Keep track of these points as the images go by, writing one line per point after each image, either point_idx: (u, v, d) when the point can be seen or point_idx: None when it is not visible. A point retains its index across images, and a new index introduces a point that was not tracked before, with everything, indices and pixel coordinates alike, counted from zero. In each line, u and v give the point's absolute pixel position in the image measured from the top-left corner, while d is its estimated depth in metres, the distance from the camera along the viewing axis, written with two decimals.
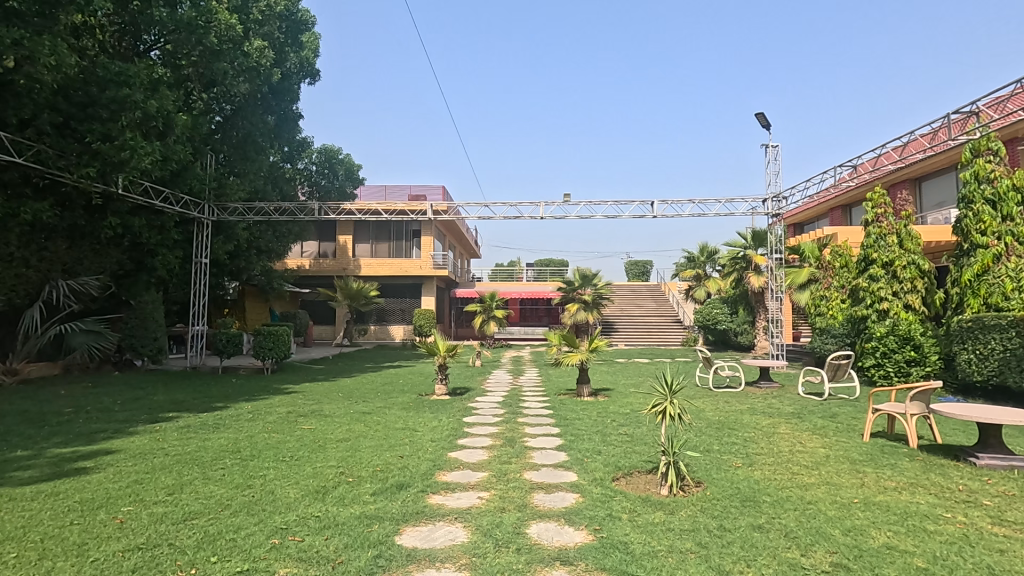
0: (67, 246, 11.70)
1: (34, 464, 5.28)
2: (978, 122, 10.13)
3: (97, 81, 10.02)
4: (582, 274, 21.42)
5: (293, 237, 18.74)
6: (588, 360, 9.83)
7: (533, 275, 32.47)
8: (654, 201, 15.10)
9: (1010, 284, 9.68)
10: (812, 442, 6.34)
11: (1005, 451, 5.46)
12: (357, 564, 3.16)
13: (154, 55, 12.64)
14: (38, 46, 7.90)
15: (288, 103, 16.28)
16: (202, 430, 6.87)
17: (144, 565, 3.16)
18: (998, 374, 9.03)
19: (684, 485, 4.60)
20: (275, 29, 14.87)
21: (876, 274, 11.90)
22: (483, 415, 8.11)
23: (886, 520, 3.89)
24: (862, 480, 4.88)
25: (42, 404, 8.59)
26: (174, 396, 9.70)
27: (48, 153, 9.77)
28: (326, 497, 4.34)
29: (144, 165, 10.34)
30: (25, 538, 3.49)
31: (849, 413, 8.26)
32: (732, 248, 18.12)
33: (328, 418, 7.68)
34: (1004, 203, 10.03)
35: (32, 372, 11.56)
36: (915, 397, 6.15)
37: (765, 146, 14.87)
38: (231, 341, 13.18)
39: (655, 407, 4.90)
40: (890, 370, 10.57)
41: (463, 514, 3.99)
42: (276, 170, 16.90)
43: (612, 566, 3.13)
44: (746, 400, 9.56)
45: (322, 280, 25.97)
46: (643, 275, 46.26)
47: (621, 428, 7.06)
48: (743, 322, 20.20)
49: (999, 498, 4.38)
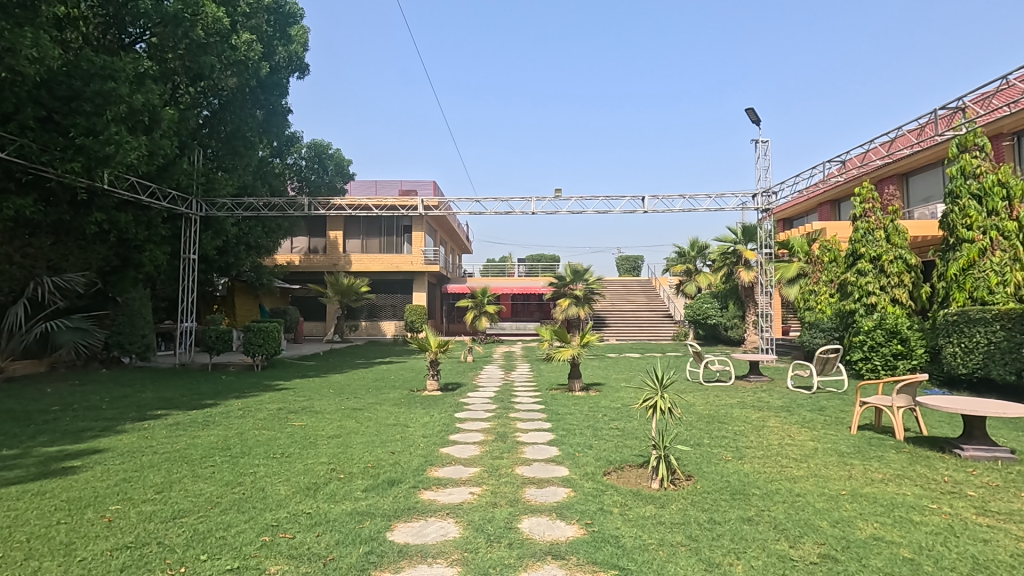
0: (51, 241, 11.59)
1: (20, 464, 5.20)
2: (964, 117, 10.19)
3: (82, 74, 9.92)
4: (574, 270, 21.64)
5: (283, 233, 18.53)
6: (580, 354, 9.74)
7: (524, 271, 32.57)
8: (645, 197, 15.34)
9: (995, 278, 9.82)
10: (802, 435, 6.42)
11: (990, 442, 5.53)
12: (349, 561, 3.15)
13: (139, 47, 12.30)
14: (18, 37, 7.74)
15: (278, 97, 16.05)
16: (191, 428, 6.78)
17: (132, 565, 3.13)
18: (982, 367, 9.15)
19: (675, 478, 4.66)
20: (263, 22, 14.48)
21: (864, 268, 12.02)
22: (475, 411, 8.10)
23: (873, 511, 3.95)
24: (850, 472, 4.94)
25: (25, 403, 8.38)
26: (162, 394, 9.53)
27: (31, 148, 9.67)
28: (316, 493, 4.33)
29: (130, 160, 10.17)
30: (12, 538, 3.46)
31: (838, 406, 8.37)
32: (722, 244, 18.26)
33: (319, 415, 7.61)
34: (990, 198, 10.15)
35: (18, 370, 11.36)
36: (902, 389, 6.26)
37: (754, 142, 15.24)
38: (221, 338, 13.03)
39: (646, 402, 4.88)
40: (877, 364, 10.69)
41: (456, 510, 3.99)
42: (266, 165, 16.65)
43: (603, 560, 3.15)
44: (736, 394, 9.64)
45: (312, 275, 25.80)
46: (632, 271, 46.77)
47: (612, 422, 7.10)
48: (733, 316, 20.34)
49: (983, 490, 4.44)
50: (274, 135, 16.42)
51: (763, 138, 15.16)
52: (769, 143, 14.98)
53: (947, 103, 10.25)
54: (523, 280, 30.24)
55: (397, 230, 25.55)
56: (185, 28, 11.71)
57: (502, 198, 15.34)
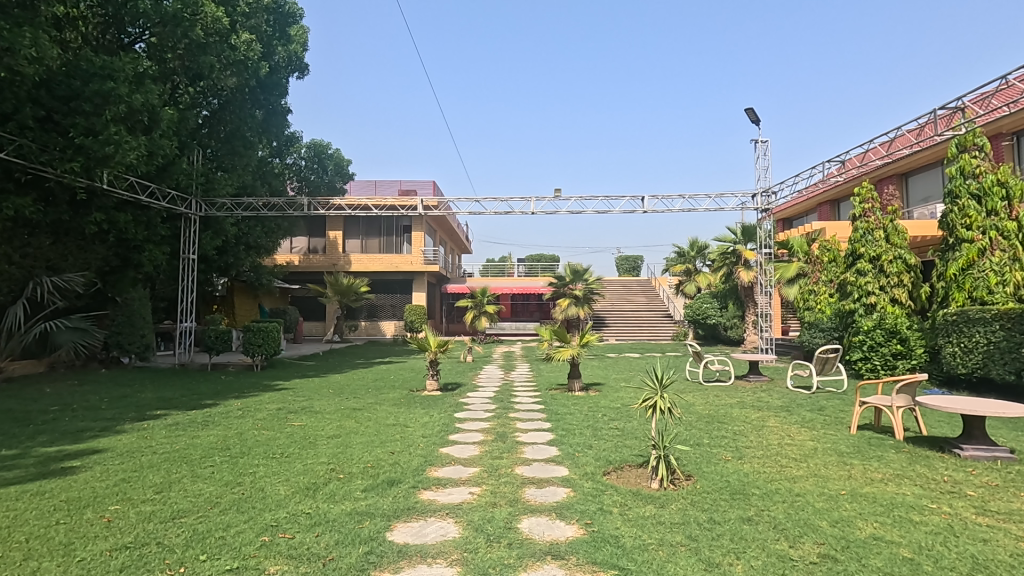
0: (50, 241, 11.57)
1: (19, 464, 5.20)
2: (964, 117, 10.18)
3: (81, 74, 9.91)
4: (574, 270, 21.63)
5: (282, 233, 18.51)
6: (580, 354, 9.73)
7: (524, 271, 32.60)
8: (645, 197, 15.35)
9: (994, 278, 9.83)
10: (801, 435, 6.43)
11: (989, 442, 5.53)
12: (348, 561, 3.14)
13: (138, 47, 12.28)
14: (17, 37, 7.72)
15: (277, 97, 16.03)
16: (190, 428, 6.79)
17: (131, 565, 3.13)
18: (982, 367, 9.16)
19: (674, 478, 4.66)
20: (262, 22, 14.48)
21: (863, 268, 12.02)
22: (474, 411, 8.09)
23: (873, 511, 3.95)
24: (850, 472, 4.94)
25: (24, 403, 8.37)
26: (161, 394, 9.52)
27: (30, 148, 9.65)
28: (316, 493, 4.33)
29: (129, 160, 10.16)
30: (10, 538, 3.45)
31: (837, 406, 8.38)
32: (722, 244, 18.25)
33: (318, 415, 7.60)
34: (989, 198, 10.16)
35: (18, 370, 11.36)
36: (902, 389, 6.26)
37: (754, 142, 15.38)
38: (220, 338, 13.02)
39: (646, 402, 4.87)
40: (877, 364, 10.69)
41: (455, 510, 3.99)
42: (265, 165, 16.64)
43: (603, 560, 3.15)
44: (736, 394, 9.65)
45: (312, 275, 25.79)
46: (632, 271, 46.79)
47: (612, 422, 7.10)
48: (733, 316, 20.36)
49: (983, 490, 4.44)
50: (274, 135, 16.40)
51: (762, 138, 15.25)
52: (769, 143, 15.05)
53: (947, 103, 10.25)
54: (523, 280, 30.22)
55: (396, 229, 25.55)
56: (184, 28, 11.70)
57: (501, 198, 15.32)
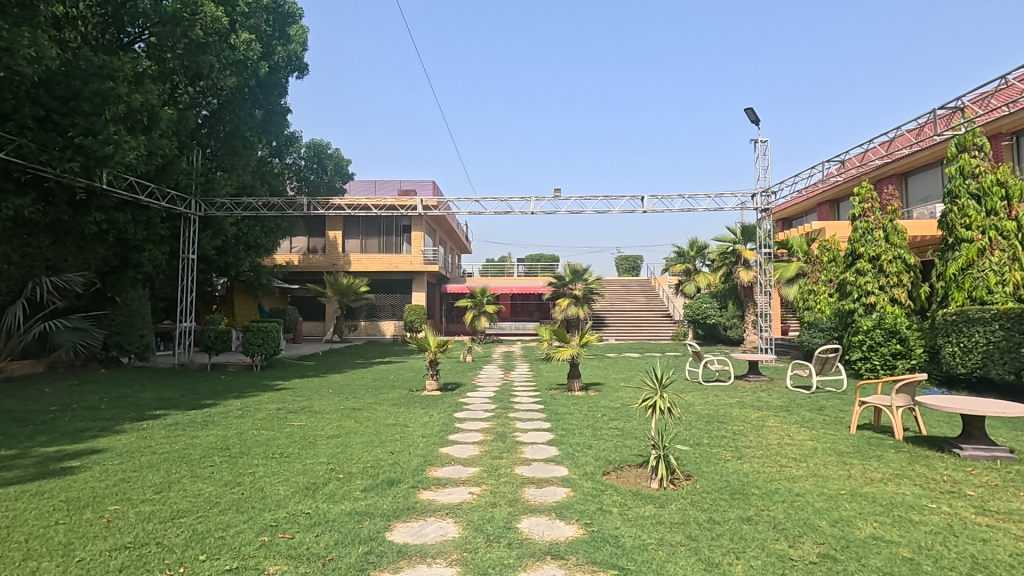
0: (50, 241, 11.56)
1: (19, 464, 5.20)
2: (963, 118, 10.16)
3: (81, 74, 9.91)
4: (574, 269, 21.63)
5: (282, 233, 18.50)
6: (580, 354, 9.72)
7: (523, 271, 32.79)
8: (644, 197, 15.44)
9: (994, 278, 9.83)
10: (801, 435, 6.43)
11: (989, 442, 5.53)
12: (347, 562, 3.14)
13: (138, 47, 12.28)
14: (16, 37, 7.70)
15: (277, 96, 16.01)
16: (190, 428, 6.78)
17: (131, 565, 3.13)
18: (981, 367, 9.16)
19: (674, 477, 4.66)
20: (262, 21, 14.49)
21: (863, 268, 12.01)
22: (474, 411, 8.09)
23: (872, 510, 3.95)
24: (849, 472, 4.94)
25: (24, 403, 8.36)
26: (161, 394, 9.52)
27: (30, 148, 9.65)
28: (316, 493, 4.33)
29: (129, 160, 10.16)
30: (9, 538, 3.45)
31: (837, 406, 8.38)
32: (721, 243, 18.24)
33: (318, 415, 7.60)
34: (989, 198, 10.16)
35: (17, 370, 11.37)
36: (902, 389, 6.27)
37: (753, 142, 15.25)
38: (220, 338, 13.01)
39: (646, 402, 4.87)
40: (877, 364, 10.69)
41: (455, 510, 3.99)
42: (265, 165, 16.64)
43: (603, 560, 3.15)
44: (735, 393, 9.65)
45: (311, 275, 25.78)
46: (632, 271, 46.80)
47: (612, 422, 7.11)
48: (732, 316, 20.37)
49: (982, 489, 4.44)
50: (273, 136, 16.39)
51: (761, 137, 15.15)
52: (769, 143, 15.10)
53: (946, 103, 10.25)
54: (522, 280, 30.19)
55: (395, 229, 25.55)
56: (183, 28, 11.69)
57: (502, 198, 15.38)
